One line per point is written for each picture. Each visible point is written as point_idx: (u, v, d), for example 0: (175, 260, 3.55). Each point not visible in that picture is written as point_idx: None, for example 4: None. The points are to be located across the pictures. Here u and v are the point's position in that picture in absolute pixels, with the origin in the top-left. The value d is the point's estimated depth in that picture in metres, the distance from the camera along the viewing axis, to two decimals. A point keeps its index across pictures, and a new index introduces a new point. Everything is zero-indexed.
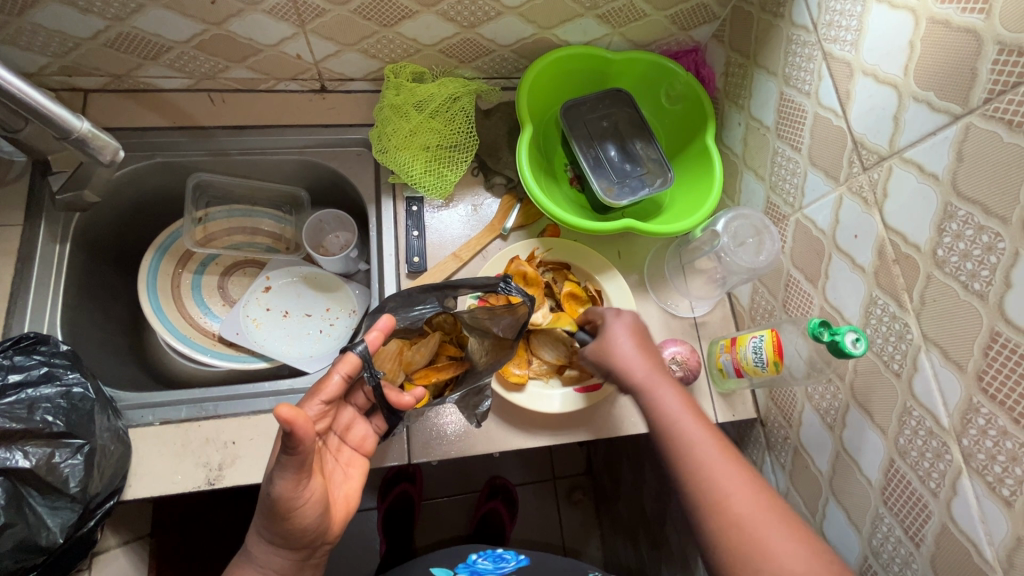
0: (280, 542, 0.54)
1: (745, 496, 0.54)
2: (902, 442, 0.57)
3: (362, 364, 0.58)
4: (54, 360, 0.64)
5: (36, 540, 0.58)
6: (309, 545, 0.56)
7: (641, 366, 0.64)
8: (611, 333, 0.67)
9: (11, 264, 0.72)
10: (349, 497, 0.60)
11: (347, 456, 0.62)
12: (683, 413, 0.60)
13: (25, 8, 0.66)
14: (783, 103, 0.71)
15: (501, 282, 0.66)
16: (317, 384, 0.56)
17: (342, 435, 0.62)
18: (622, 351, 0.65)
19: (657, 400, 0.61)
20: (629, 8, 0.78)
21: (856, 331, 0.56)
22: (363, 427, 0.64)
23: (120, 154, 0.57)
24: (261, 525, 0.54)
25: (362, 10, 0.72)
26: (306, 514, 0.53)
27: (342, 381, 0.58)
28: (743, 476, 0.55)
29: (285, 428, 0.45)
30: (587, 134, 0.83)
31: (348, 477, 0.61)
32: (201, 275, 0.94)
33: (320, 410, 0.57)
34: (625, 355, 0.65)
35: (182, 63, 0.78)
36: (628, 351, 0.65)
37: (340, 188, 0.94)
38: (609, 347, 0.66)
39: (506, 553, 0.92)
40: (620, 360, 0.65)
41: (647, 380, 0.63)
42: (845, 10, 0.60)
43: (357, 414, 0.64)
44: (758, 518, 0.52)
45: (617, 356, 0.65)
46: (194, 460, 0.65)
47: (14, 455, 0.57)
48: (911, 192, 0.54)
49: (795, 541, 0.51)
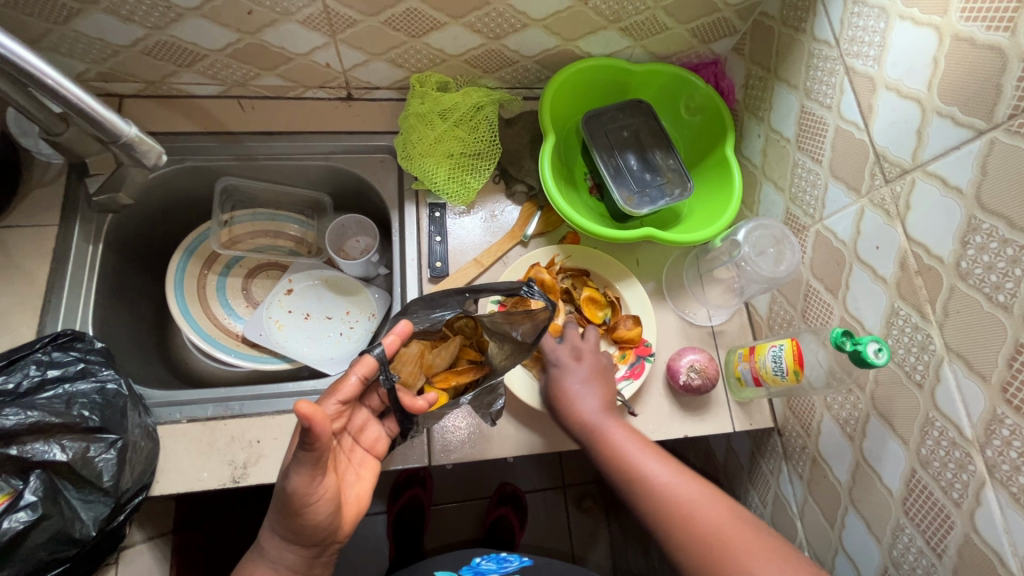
0: (293, 538, 0.56)
1: (705, 511, 0.56)
2: (924, 452, 0.57)
3: (378, 366, 0.59)
4: (90, 357, 0.65)
5: (69, 533, 0.57)
6: (319, 542, 0.57)
7: (591, 408, 0.68)
8: (561, 385, 0.70)
9: (45, 263, 0.74)
10: (360, 497, 0.60)
11: (360, 456, 0.63)
12: (632, 446, 0.63)
13: (70, 16, 0.68)
14: (803, 116, 0.72)
15: (524, 286, 0.67)
16: (334, 384, 0.57)
17: (356, 436, 0.63)
18: (573, 399, 0.69)
19: (608, 436, 0.65)
20: (651, 22, 0.80)
21: (879, 341, 0.57)
22: (376, 428, 0.65)
23: (163, 158, 0.59)
24: (276, 520, 0.56)
25: (392, 21, 0.74)
26: (318, 511, 0.54)
27: (358, 382, 0.59)
28: (696, 493, 0.58)
29: (303, 423, 0.46)
30: (608, 144, 0.84)
31: (360, 477, 0.61)
32: (225, 277, 0.95)
33: (337, 409, 0.58)
34: (578, 398, 0.69)
35: (215, 71, 0.80)
36: (580, 397, 0.69)
37: (363, 193, 0.96)
38: (562, 399, 0.69)
39: (511, 557, 0.92)
40: (574, 404, 0.68)
41: (597, 421, 0.66)
42: (867, 26, 0.62)
43: (370, 416, 0.65)
44: (722, 529, 0.54)
45: (572, 401, 0.69)
46: (220, 457, 0.67)
47: (51, 448, 0.58)
48: (933, 206, 0.55)
49: (764, 547, 0.52)
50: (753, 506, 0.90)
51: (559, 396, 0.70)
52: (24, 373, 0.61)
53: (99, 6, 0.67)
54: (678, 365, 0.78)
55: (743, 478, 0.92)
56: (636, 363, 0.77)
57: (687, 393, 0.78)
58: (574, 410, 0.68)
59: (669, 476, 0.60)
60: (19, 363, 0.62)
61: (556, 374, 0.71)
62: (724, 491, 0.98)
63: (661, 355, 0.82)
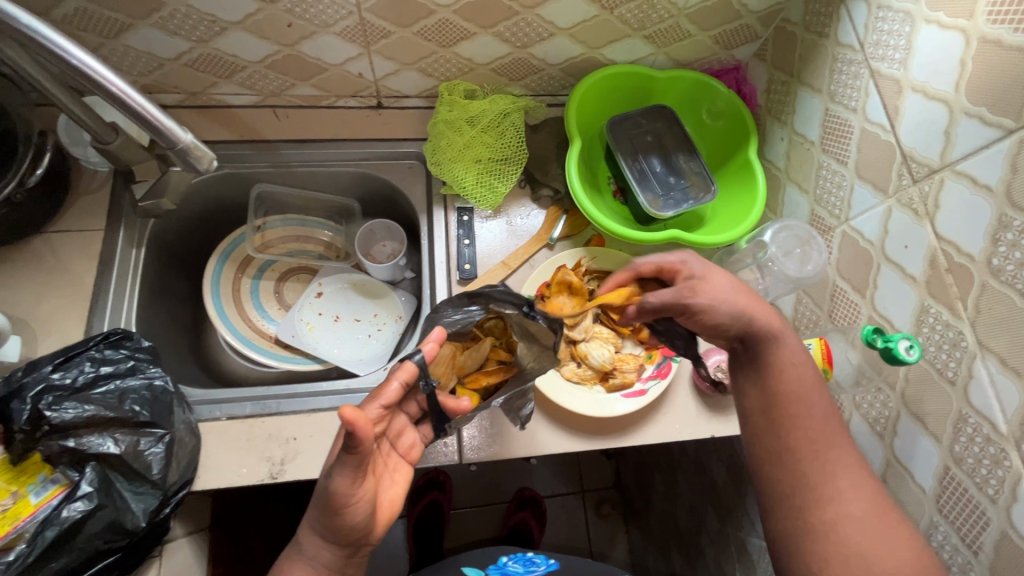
0: (330, 537, 0.57)
1: (852, 491, 0.51)
2: (957, 449, 0.58)
3: (418, 372, 0.60)
4: (138, 356, 0.67)
5: (121, 524, 0.60)
6: (354, 543, 0.58)
7: (771, 321, 0.58)
8: (720, 286, 0.58)
9: (92, 266, 0.77)
10: (394, 501, 0.61)
11: (396, 461, 0.63)
12: (808, 390, 0.56)
13: (121, 31, 0.72)
14: (828, 119, 0.73)
15: (526, 306, 0.68)
16: (378, 389, 0.58)
17: (393, 441, 0.64)
18: (737, 302, 0.58)
19: (785, 366, 0.57)
20: (674, 29, 0.82)
21: (910, 338, 0.58)
22: (412, 434, 0.66)
23: (214, 164, 0.60)
24: (315, 518, 0.57)
25: (424, 32, 0.77)
26: (357, 512, 0.55)
27: (400, 388, 0.59)
28: (853, 474, 0.52)
29: (347, 427, 0.48)
30: (632, 148, 0.86)
31: (394, 482, 0.62)
32: (258, 280, 0.98)
33: (378, 415, 0.59)
34: (758, 305, 0.58)
35: (252, 81, 0.83)
36: (743, 301, 0.58)
37: (391, 200, 0.98)
38: (717, 299, 0.58)
39: (536, 557, 0.93)
40: (744, 310, 0.57)
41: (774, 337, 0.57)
42: (892, 30, 0.63)
43: (407, 422, 0.66)
44: (856, 512, 0.50)
45: (738, 307, 0.57)
46: (259, 453, 0.69)
47: (105, 441, 0.60)
48: (964, 204, 0.56)
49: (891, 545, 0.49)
50: None
51: (723, 305, 0.57)
52: (79, 369, 0.64)
53: (149, 21, 0.71)
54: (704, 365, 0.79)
55: None
56: (662, 363, 0.79)
57: (713, 394, 0.79)
58: (740, 315, 0.57)
59: (827, 438, 0.54)
60: (75, 359, 0.64)
61: (710, 277, 0.60)
62: None
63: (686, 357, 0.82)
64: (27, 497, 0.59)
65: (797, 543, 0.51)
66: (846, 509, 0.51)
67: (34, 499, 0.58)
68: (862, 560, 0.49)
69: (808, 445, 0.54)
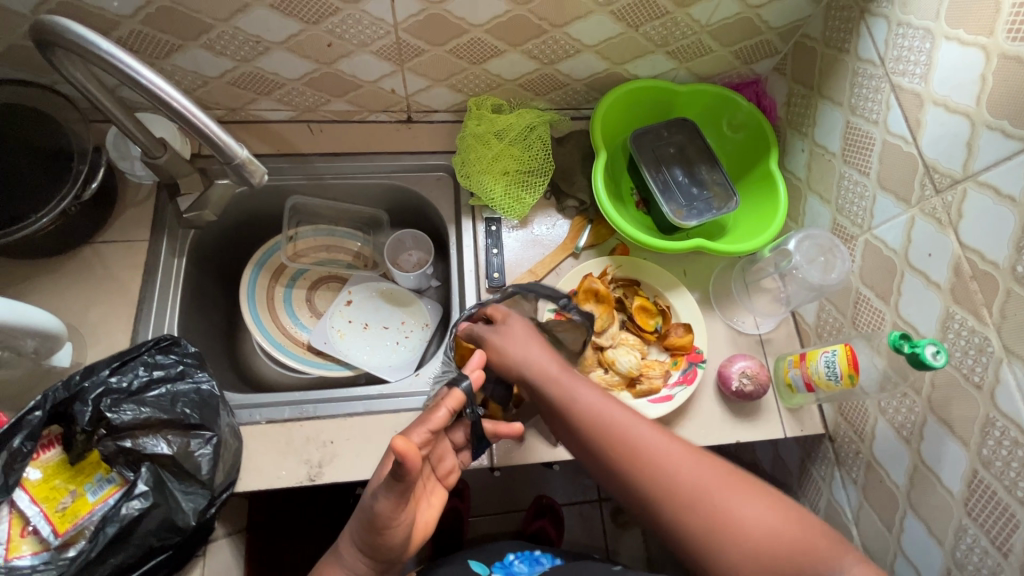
0: (367, 552, 0.59)
1: (692, 470, 0.56)
2: (985, 453, 0.59)
3: (466, 400, 0.61)
4: (187, 361, 0.70)
5: (173, 522, 0.62)
6: (389, 559, 0.60)
7: (551, 368, 0.66)
8: (511, 335, 0.69)
9: (138, 274, 0.81)
10: (428, 523, 0.62)
11: (433, 484, 0.64)
12: (601, 402, 0.62)
13: (171, 52, 0.76)
14: (849, 131, 0.76)
15: (563, 299, 0.74)
16: (426, 414, 0.59)
17: (434, 465, 0.64)
18: (526, 350, 0.67)
19: (574, 393, 0.63)
20: (696, 45, 0.85)
21: (936, 344, 0.59)
22: (452, 459, 0.66)
23: (266, 179, 0.63)
24: (355, 533, 0.59)
25: (456, 50, 0.80)
26: (395, 534, 0.57)
27: (448, 416, 0.60)
28: (687, 454, 0.57)
29: (396, 460, 0.48)
30: (656, 160, 0.89)
31: (430, 504, 0.63)
32: (291, 289, 1.00)
33: (426, 440, 0.59)
34: (527, 355, 0.67)
35: (290, 98, 0.87)
36: (531, 352, 0.67)
37: (420, 210, 1.01)
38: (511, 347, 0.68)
39: (543, 557, 0.89)
40: (528, 361, 0.66)
41: (559, 375, 0.65)
42: (913, 46, 0.65)
43: (450, 447, 0.66)
44: (707, 483, 0.55)
45: (523, 360, 0.66)
46: (297, 457, 0.71)
47: (159, 442, 0.64)
48: (987, 213, 0.57)
49: (745, 492, 0.54)
50: None
51: (514, 366, 0.67)
52: (134, 373, 0.66)
53: (197, 42, 0.75)
54: (730, 372, 0.80)
55: (793, 486, 0.93)
56: (688, 369, 0.81)
57: (739, 399, 0.81)
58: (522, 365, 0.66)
59: (642, 429, 0.59)
60: (129, 362, 0.67)
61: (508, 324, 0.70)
62: None
63: (711, 363, 0.84)
64: (85, 495, 0.62)
65: (700, 553, 0.53)
66: (703, 495, 0.54)
67: (91, 497, 0.62)
68: (747, 531, 0.52)
69: (639, 452, 0.57)
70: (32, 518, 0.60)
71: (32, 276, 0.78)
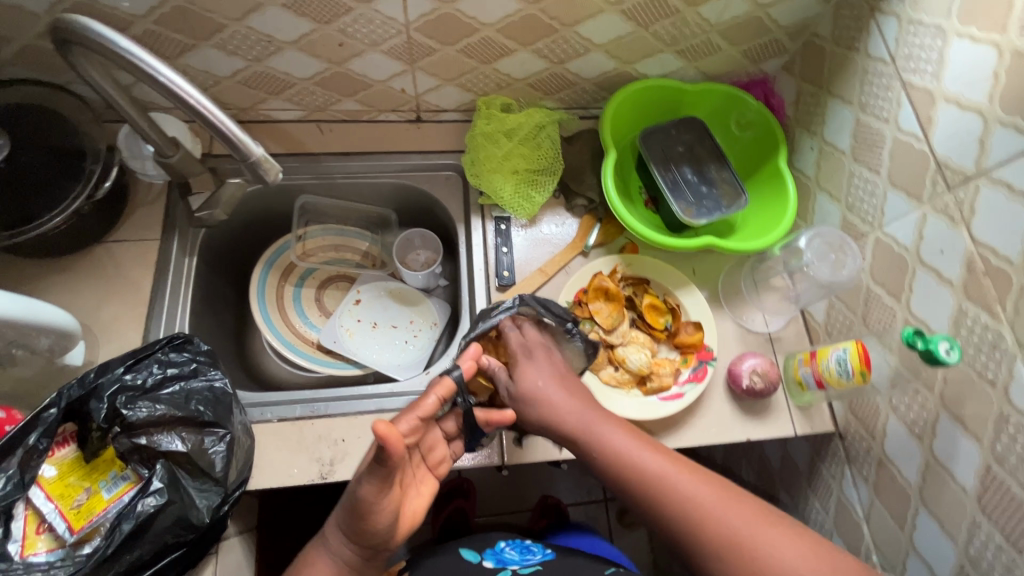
0: (353, 538, 0.59)
1: (727, 511, 0.58)
2: (999, 449, 0.59)
3: (455, 389, 0.64)
4: (200, 359, 0.70)
5: (188, 519, 0.62)
6: (375, 547, 0.60)
7: (575, 409, 0.68)
8: (530, 378, 0.70)
9: (149, 273, 0.81)
10: (416, 513, 0.62)
11: (423, 473, 0.65)
12: (631, 444, 0.65)
13: (184, 51, 0.76)
14: (859, 129, 0.76)
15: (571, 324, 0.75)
16: (416, 401, 0.62)
17: (425, 454, 0.66)
18: (548, 394, 0.68)
19: (602, 435, 0.66)
20: (706, 44, 0.85)
21: (949, 340, 0.59)
22: (443, 449, 0.67)
23: (281, 177, 0.63)
24: (342, 519, 0.60)
25: (467, 49, 0.80)
26: (380, 520, 0.57)
27: (437, 403, 0.63)
28: (720, 495, 0.60)
29: (377, 442, 0.49)
30: (665, 159, 0.89)
31: (419, 494, 0.63)
32: (300, 288, 1.00)
33: (414, 426, 0.61)
34: (551, 395, 0.68)
35: (301, 97, 0.87)
36: (554, 393, 0.68)
37: (428, 210, 1.01)
38: (534, 394, 0.68)
39: (535, 546, 0.89)
40: (551, 402, 0.68)
41: (586, 418, 0.67)
42: (924, 44, 0.66)
43: (441, 437, 0.67)
44: (742, 526, 0.57)
45: (545, 401, 0.68)
46: (309, 455, 0.71)
47: (173, 439, 0.64)
48: (1000, 209, 0.58)
49: (780, 532, 0.57)
50: (814, 513, 0.90)
51: (539, 411, 0.68)
52: (148, 371, 0.66)
53: (210, 41, 0.75)
54: (740, 370, 0.80)
55: (802, 485, 0.93)
56: (699, 367, 0.81)
57: (750, 397, 0.81)
58: (547, 408, 0.68)
59: (675, 471, 0.62)
60: (143, 361, 0.66)
61: (524, 365, 0.71)
62: (782, 501, 0.99)
63: (721, 361, 0.84)
64: (100, 492, 0.63)
65: None
66: (739, 535, 0.57)
67: (106, 494, 0.63)
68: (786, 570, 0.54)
69: (673, 493, 0.60)
70: (48, 516, 0.60)
71: (44, 274, 0.79)
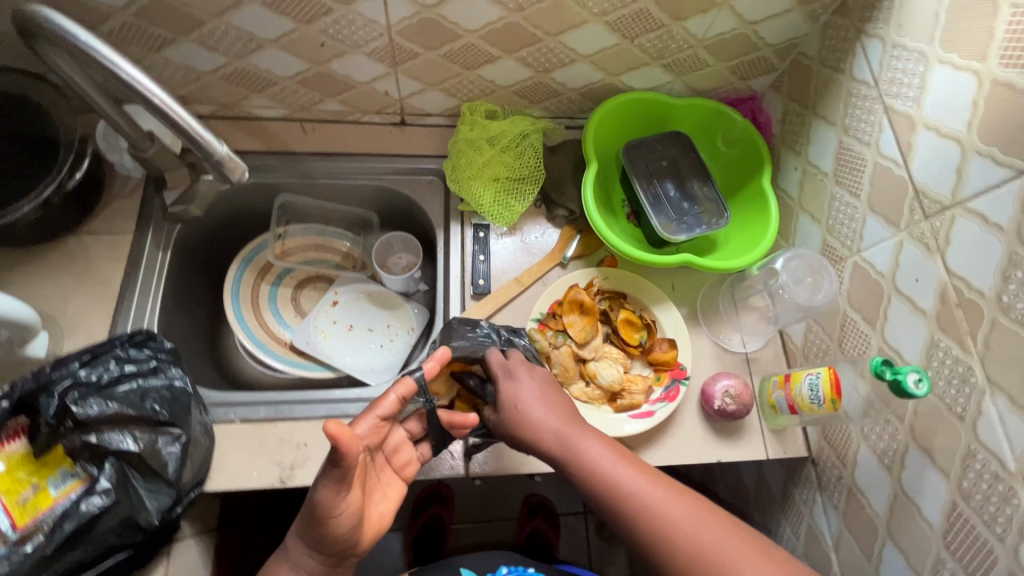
0: (315, 546, 0.58)
1: (701, 528, 0.59)
2: (966, 485, 0.58)
3: (416, 388, 0.64)
4: (160, 356, 0.70)
5: (135, 520, 0.62)
6: (340, 553, 0.59)
7: (553, 420, 0.67)
8: (514, 394, 0.69)
9: (120, 267, 0.80)
10: (383, 516, 0.62)
11: (388, 476, 0.65)
12: (607, 457, 0.64)
13: (163, 45, 0.76)
14: (841, 151, 0.75)
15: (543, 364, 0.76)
16: (375, 401, 0.61)
17: (389, 456, 0.65)
18: (528, 410, 0.68)
19: (578, 448, 0.65)
20: (692, 59, 0.84)
21: (918, 372, 0.58)
22: (409, 452, 0.67)
23: (245, 175, 0.63)
24: (302, 527, 0.59)
25: (450, 55, 0.80)
26: (340, 525, 0.57)
27: (397, 401, 0.62)
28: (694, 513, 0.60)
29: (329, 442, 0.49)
30: (648, 173, 0.88)
31: (384, 497, 0.63)
32: (277, 287, 1.00)
33: (373, 427, 0.61)
34: (531, 408, 0.68)
35: (283, 95, 0.87)
36: (534, 407, 0.68)
37: (410, 214, 1.01)
38: (515, 408, 0.68)
39: None
40: (530, 417, 0.67)
41: (562, 430, 0.66)
42: (907, 69, 0.65)
43: (405, 438, 0.67)
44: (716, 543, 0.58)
45: (524, 413, 0.67)
46: (270, 458, 0.70)
47: (125, 438, 0.62)
48: (975, 240, 0.56)
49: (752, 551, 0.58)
50: (785, 538, 0.89)
51: (516, 423, 0.67)
52: (104, 367, 0.66)
53: (189, 36, 0.75)
54: (713, 391, 0.79)
55: (775, 508, 0.91)
56: (671, 386, 0.80)
57: (722, 418, 0.79)
58: (528, 420, 0.67)
59: (650, 487, 0.62)
60: (101, 357, 0.67)
61: (508, 385, 0.70)
62: (757, 524, 0.97)
63: (696, 381, 0.83)
64: (47, 489, 0.61)
65: None
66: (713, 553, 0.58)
67: (53, 491, 0.61)
68: None
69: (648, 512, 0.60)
70: None
71: (13, 264, 0.78)
